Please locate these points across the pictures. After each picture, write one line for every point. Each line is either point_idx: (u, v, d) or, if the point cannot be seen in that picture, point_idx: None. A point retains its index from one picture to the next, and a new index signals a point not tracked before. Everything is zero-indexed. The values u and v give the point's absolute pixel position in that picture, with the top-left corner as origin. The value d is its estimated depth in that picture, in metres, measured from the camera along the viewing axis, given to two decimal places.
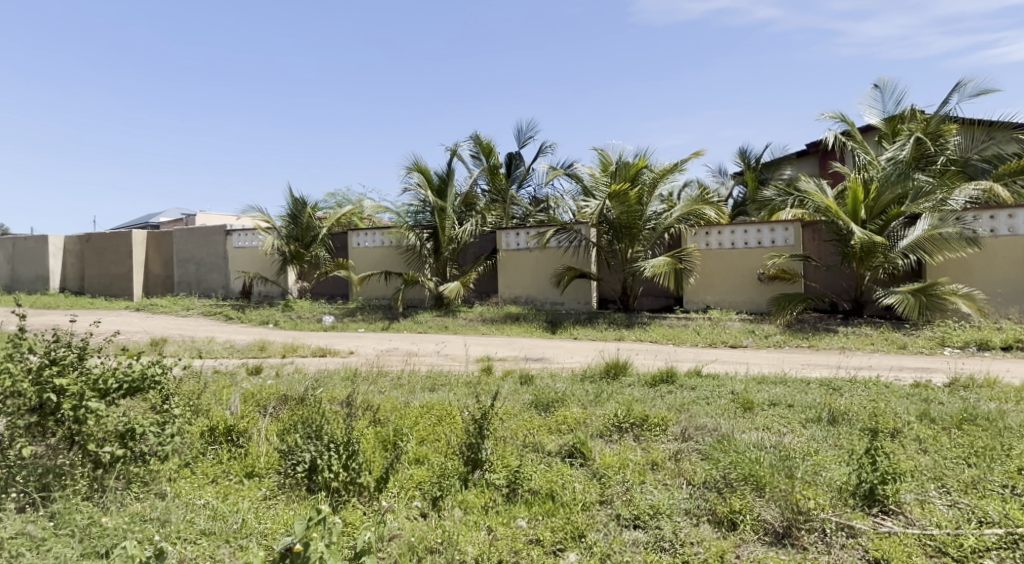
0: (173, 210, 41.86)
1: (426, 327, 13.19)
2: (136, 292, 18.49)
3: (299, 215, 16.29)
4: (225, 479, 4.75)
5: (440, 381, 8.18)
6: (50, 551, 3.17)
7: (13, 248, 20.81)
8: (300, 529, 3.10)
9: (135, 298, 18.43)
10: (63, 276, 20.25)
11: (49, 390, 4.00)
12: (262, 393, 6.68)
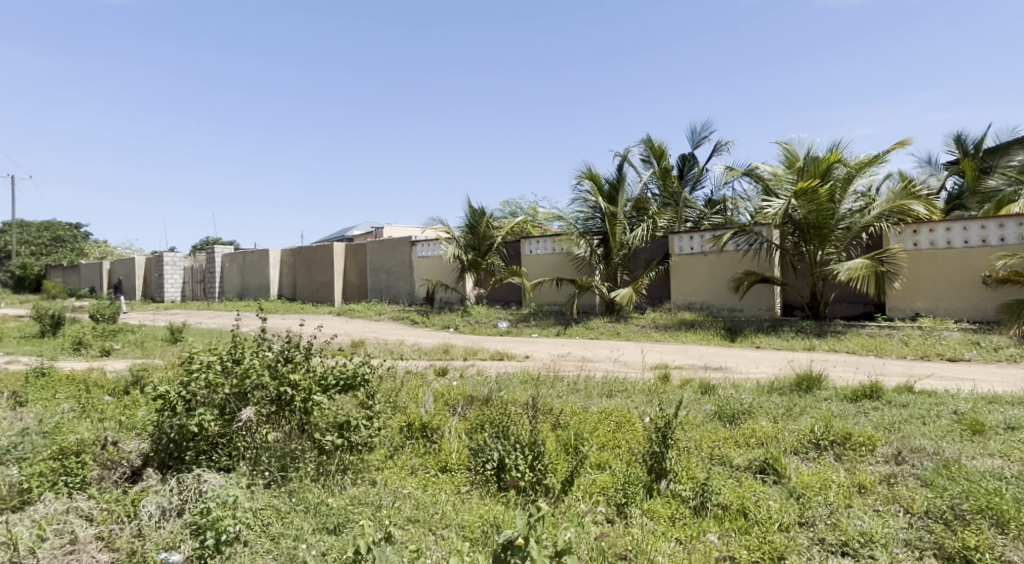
0: (365, 224, 45.96)
1: (598, 333, 13.20)
2: (337, 298, 20.60)
3: (477, 225, 17.10)
4: (422, 471, 5.11)
5: (617, 387, 8.15)
6: (292, 523, 3.63)
7: (242, 261, 24.18)
8: (523, 525, 3.27)
9: (336, 304, 20.54)
10: (280, 285, 23.15)
11: (285, 384, 4.63)
12: (451, 393, 7.12)
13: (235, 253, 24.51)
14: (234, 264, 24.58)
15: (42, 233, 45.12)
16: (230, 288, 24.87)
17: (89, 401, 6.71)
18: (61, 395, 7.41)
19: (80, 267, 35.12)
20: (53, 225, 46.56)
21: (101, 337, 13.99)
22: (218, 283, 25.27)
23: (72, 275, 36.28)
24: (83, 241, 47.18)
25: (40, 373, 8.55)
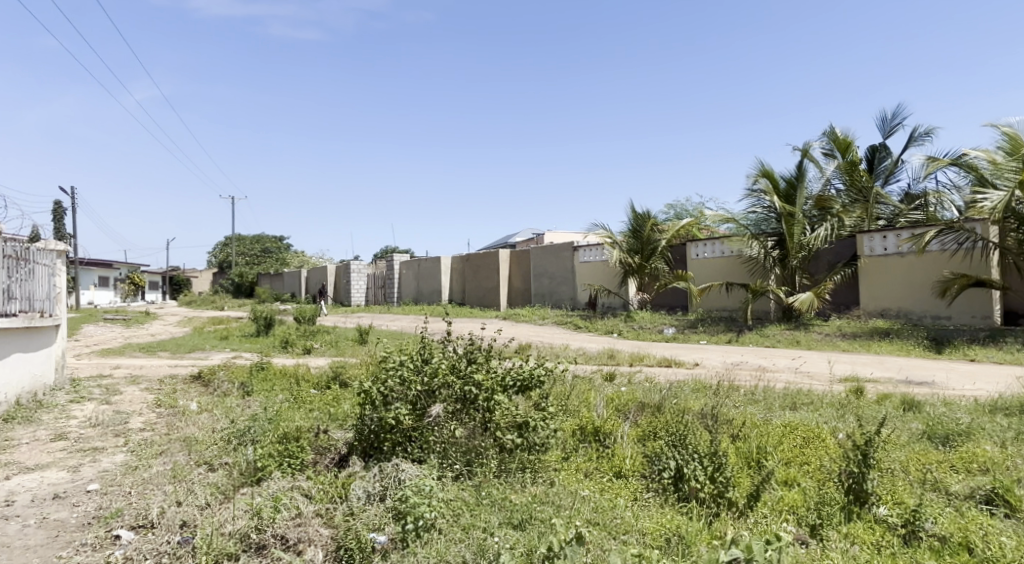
0: (526, 231, 47.23)
1: (776, 341, 12.37)
2: (502, 303, 21.24)
3: (641, 228, 16.92)
4: (598, 475, 5.08)
5: (802, 400, 7.57)
6: (480, 516, 3.79)
7: (417, 268, 25.83)
8: None
9: (501, 308, 21.18)
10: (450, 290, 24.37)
11: (470, 383, 4.86)
12: (623, 399, 7.04)
13: (412, 260, 26.25)
14: (411, 271, 26.33)
15: (254, 245, 51.56)
16: (406, 293, 26.65)
17: (297, 393, 7.56)
18: (277, 387, 8.44)
19: (283, 275, 39.66)
20: (262, 238, 53.04)
21: (304, 337, 15.71)
22: (397, 288, 27.21)
23: (277, 282, 41.06)
24: (286, 251, 53.19)
25: (259, 367, 9.79)
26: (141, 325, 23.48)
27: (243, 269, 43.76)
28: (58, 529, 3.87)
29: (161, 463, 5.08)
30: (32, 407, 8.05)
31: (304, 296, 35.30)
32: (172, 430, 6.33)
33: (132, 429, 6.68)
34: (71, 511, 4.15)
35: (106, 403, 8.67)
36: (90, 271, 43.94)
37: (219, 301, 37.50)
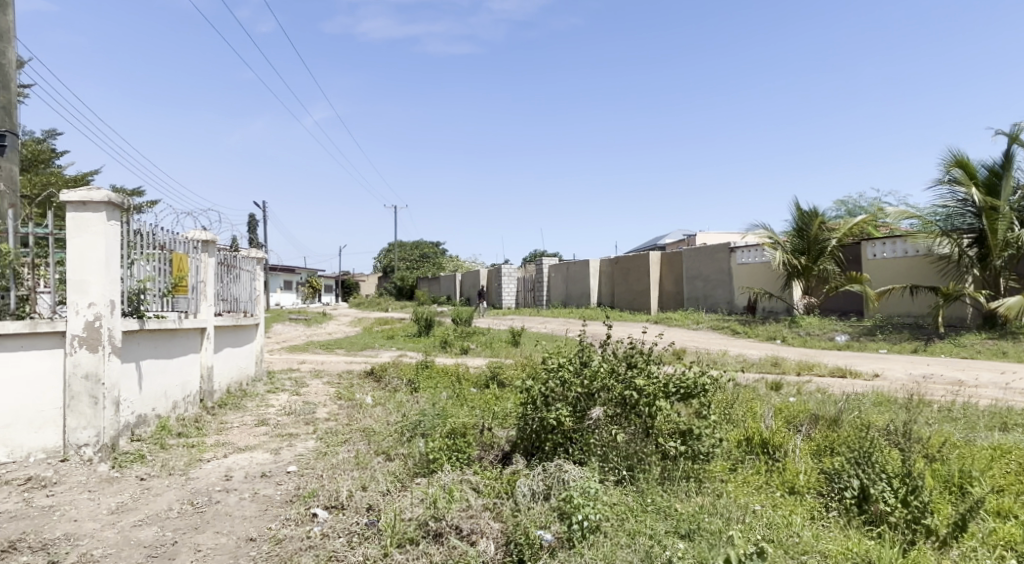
0: (678, 232, 45.85)
1: (976, 351, 10.94)
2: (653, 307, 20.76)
3: (807, 227, 15.99)
4: (768, 489, 4.76)
5: (1012, 419, 6.62)
6: (646, 522, 3.72)
7: (566, 271, 25.95)
8: None
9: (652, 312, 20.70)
10: (599, 293, 24.22)
11: (630, 387, 4.73)
12: (793, 410, 6.57)
13: (561, 264, 26.42)
14: (560, 274, 26.51)
15: (415, 251, 54.71)
16: (556, 296, 26.88)
17: (459, 391, 7.88)
18: (440, 385, 8.87)
19: (440, 278, 41.70)
20: (420, 243, 56.15)
21: (464, 338, 16.40)
22: (547, 291, 27.50)
23: (434, 285, 43.25)
24: (442, 256, 55.89)
25: (423, 366, 10.36)
26: (320, 325, 25.80)
27: (404, 273, 46.61)
28: (267, 503, 4.36)
29: (345, 450, 5.55)
30: (237, 395, 9.16)
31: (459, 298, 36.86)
32: (353, 420, 6.89)
33: (319, 419, 7.37)
34: (276, 488, 4.66)
35: (295, 394, 9.62)
36: (276, 276, 49.06)
37: (383, 304, 40.21)
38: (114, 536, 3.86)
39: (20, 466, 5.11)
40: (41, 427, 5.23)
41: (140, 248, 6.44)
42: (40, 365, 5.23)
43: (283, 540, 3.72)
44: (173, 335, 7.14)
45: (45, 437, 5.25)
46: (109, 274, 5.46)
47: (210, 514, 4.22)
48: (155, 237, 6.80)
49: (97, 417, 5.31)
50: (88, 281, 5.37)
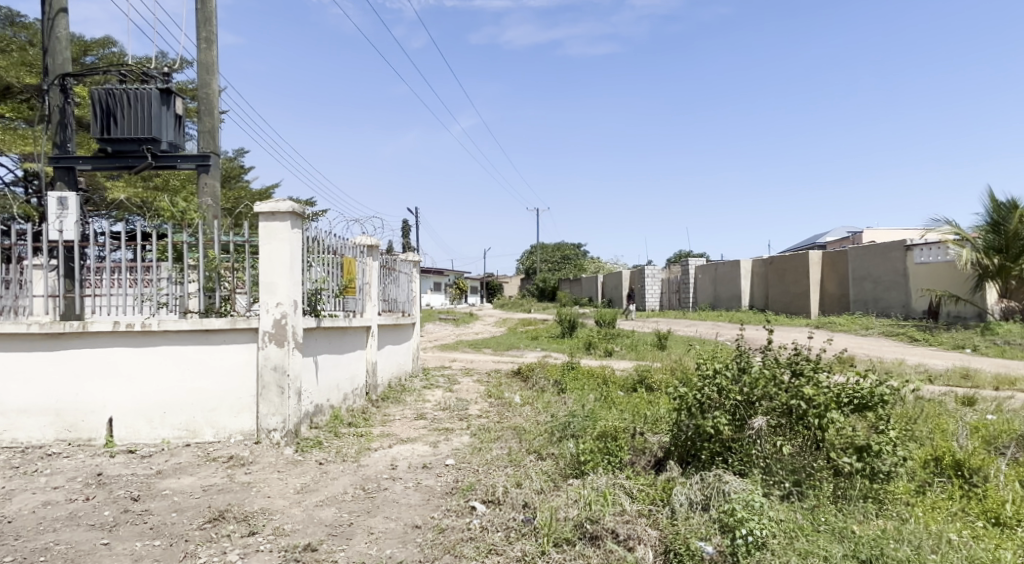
0: (841, 230, 42.49)
1: None
2: (813, 310, 19.40)
3: (1004, 221, 14.38)
4: (963, 516, 4.27)
5: None
6: (819, 543, 3.50)
7: (715, 272, 24.91)
8: None
9: (812, 316, 19.35)
10: (752, 295, 23.01)
11: (797, 397, 4.46)
12: (993, 430, 5.84)
13: (709, 264, 25.42)
14: (708, 276, 25.49)
15: (556, 253, 55.19)
16: (703, 298, 25.90)
17: (609, 394, 7.86)
18: (589, 386, 8.89)
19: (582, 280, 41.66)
20: (562, 245, 56.53)
21: (609, 340, 16.30)
22: (694, 294, 26.58)
23: (576, 286, 43.36)
24: (584, 258, 55.90)
25: (570, 367, 10.44)
26: (467, 324, 26.80)
27: (546, 275, 47.18)
28: (429, 493, 4.64)
29: (500, 446, 5.75)
30: (398, 390, 9.79)
31: (600, 300, 36.65)
32: (504, 418, 7.12)
33: (472, 415, 7.69)
34: (437, 480, 4.95)
35: (449, 391, 10.10)
36: (427, 278, 51.58)
37: (525, 305, 40.89)
38: (301, 514, 4.31)
39: (224, 445, 5.82)
40: (238, 413, 5.93)
41: (316, 253, 7.10)
42: (238, 357, 5.92)
43: (446, 530, 3.94)
44: (343, 332, 7.79)
45: (242, 421, 5.94)
46: (292, 276, 6.07)
47: (379, 500, 4.56)
48: (329, 243, 7.47)
49: (283, 405, 5.92)
50: (275, 283, 6.00)
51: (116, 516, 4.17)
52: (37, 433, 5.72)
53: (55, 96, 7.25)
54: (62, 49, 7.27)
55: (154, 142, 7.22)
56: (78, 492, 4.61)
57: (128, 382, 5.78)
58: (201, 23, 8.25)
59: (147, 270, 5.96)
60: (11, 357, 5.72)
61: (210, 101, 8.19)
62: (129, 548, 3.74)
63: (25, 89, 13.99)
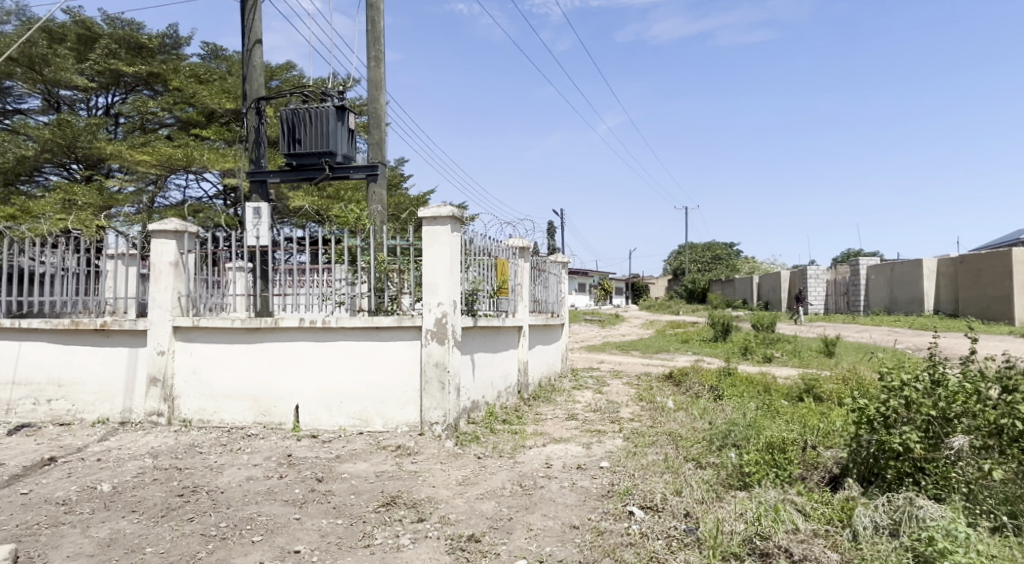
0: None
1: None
2: (1016, 316, 17.07)
3: None
4: None
5: None
6: None
7: (890, 272, 22.69)
8: None
9: (1015, 323, 17.03)
10: (937, 298, 20.69)
11: (1011, 417, 3.94)
12: None
13: (884, 264, 23.21)
14: (883, 277, 23.27)
15: (706, 253, 53.14)
16: (876, 301, 23.69)
17: (771, 402, 7.42)
18: (748, 394, 8.46)
19: (736, 281, 39.73)
20: (714, 245, 54.30)
21: (768, 345, 15.39)
22: (865, 297, 24.39)
23: (730, 288, 41.39)
24: (738, 258, 53.25)
25: (726, 373, 9.98)
26: (615, 326, 26.54)
27: (696, 275, 45.48)
28: (586, 495, 4.67)
29: (655, 452, 5.64)
30: (549, 390, 9.92)
31: (758, 302, 34.64)
32: (657, 423, 6.97)
33: (624, 418, 7.59)
34: (592, 481, 4.96)
35: (600, 393, 10.07)
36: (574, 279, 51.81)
37: (674, 307, 39.62)
38: (464, 505, 4.50)
39: (392, 435, 6.23)
40: (405, 405, 6.31)
41: (473, 255, 7.39)
42: (405, 353, 6.31)
43: (605, 533, 3.93)
44: (498, 332, 8.05)
45: (408, 414, 6.31)
46: (453, 277, 6.36)
47: (537, 497, 4.66)
48: (484, 245, 7.75)
49: (444, 400, 6.21)
50: (437, 284, 6.31)
51: (305, 495, 4.62)
52: (239, 415, 6.48)
53: (252, 119, 8.10)
54: (258, 76, 8.12)
55: (330, 156, 7.89)
56: (273, 470, 5.17)
57: (312, 373, 6.37)
58: (371, 43, 8.91)
59: (325, 272, 6.52)
60: (219, 348, 6.53)
61: (378, 115, 8.81)
62: (317, 524, 4.13)
63: (225, 112, 15.91)
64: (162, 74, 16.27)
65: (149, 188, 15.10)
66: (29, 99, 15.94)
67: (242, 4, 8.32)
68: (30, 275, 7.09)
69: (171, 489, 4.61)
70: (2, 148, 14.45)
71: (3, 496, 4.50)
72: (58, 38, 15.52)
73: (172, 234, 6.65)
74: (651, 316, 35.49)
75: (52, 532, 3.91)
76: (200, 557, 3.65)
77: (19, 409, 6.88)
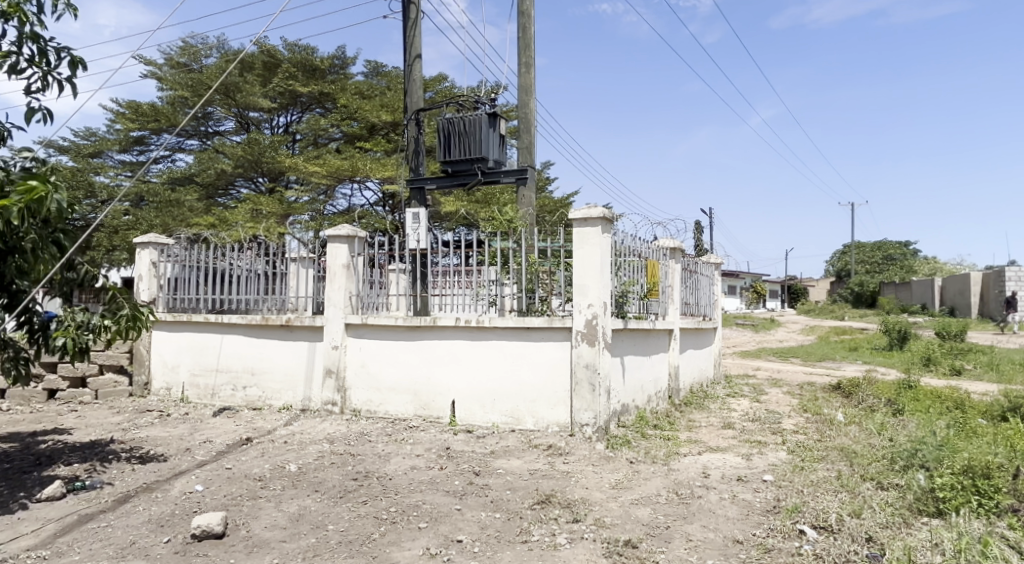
0: None
1: None
2: None
3: None
4: None
5: None
6: None
7: None
8: None
9: None
10: None
11: None
12: None
13: None
14: None
15: (876, 252, 48.66)
16: None
17: (964, 421, 6.61)
18: (935, 409, 7.60)
19: (912, 284, 35.98)
20: (886, 244, 49.53)
21: (955, 356, 13.75)
22: None
23: (905, 292, 37.48)
24: (915, 259, 48.12)
25: (907, 386, 9.03)
26: (769, 331, 25.04)
27: (865, 277, 41.74)
28: (748, 508, 4.44)
29: (826, 468, 5.25)
30: (701, 396, 9.58)
31: (940, 308, 31.10)
32: (826, 437, 6.46)
33: (787, 430, 7.13)
34: (755, 495, 4.71)
35: (758, 401, 9.54)
36: None
37: (838, 312, 36.57)
38: (619, 509, 4.46)
39: (543, 434, 6.32)
40: (555, 405, 6.36)
41: (623, 257, 7.31)
42: (556, 354, 6.35)
43: (772, 551, 3.73)
44: (648, 334, 7.88)
45: (558, 414, 6.36)
46: (603, 279, 6.30)
47: (695, 507, 4.51)
48: (634, 246, 7.63)
49: (595, 402, 6.17)
50: (588, 285, 6.28)
51: (464, 487, 4.81)
52: (402, 407, 6.90)
53: (412, 129, 8.59)
54: (417, 89, 8.59)
55: (483, 161, 8.14)
56: (434, 461, 5.44)
57: (468, 370, 6.63)
58: (522, 49, 9.12)
59: (480, 273, 6.75)
60: (385, 345, 6.98)
61: (528, 120, 8.98)
62: (477, 516, 4.29)
63: (385, 124, 17.00)
64: (331, 93, 17.71)
65: (321, 197, 16.51)
66: (224, 122, 18.05)
67: (403, 22, 8.85)
68: (229, 276, 8.04)
69: (347, 473, 5.01)
70: (205, 165, 16.49)
71: (212, 468, 5.14)
72: (248, 66, 17.44)
73: (345, 238, 7.23)
74: (812, 321, 33.09)
75: (251, 504, 4.40)
76: (374, 537, 3.92)
77: (221, 394, 7.81)
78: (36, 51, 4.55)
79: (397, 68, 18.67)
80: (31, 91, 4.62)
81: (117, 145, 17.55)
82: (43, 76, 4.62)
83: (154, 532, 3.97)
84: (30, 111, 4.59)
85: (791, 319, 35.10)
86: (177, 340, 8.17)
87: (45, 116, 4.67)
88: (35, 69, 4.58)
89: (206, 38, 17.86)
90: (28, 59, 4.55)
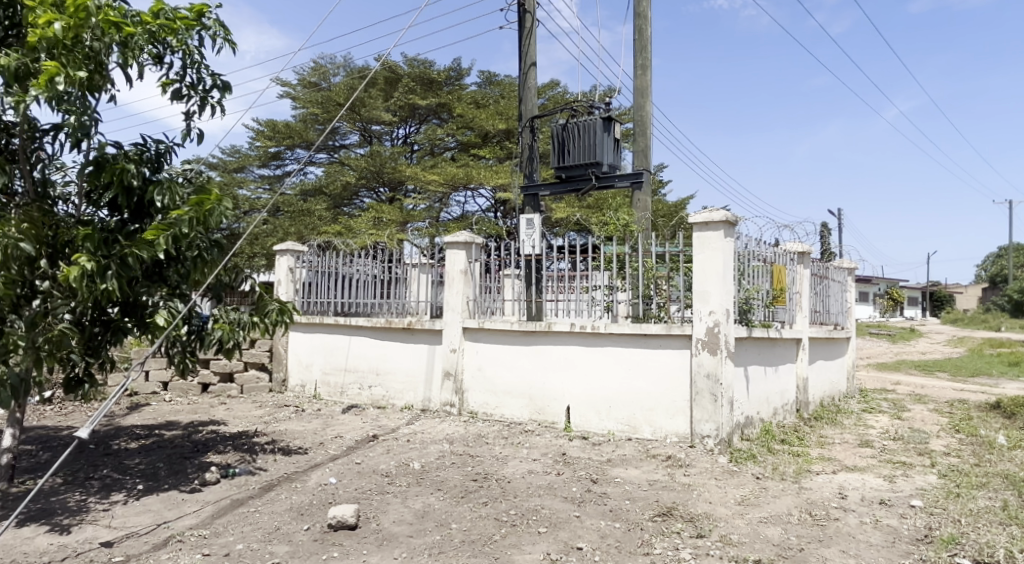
0: None
1: None
2: None
3: None
4: None
5: None
6: None
7: None
8: None
9: None
10: None
11: None
12: None
13: None
14: None
15: None
16: None
17: None
18: None
19: None
20: None
21: None
22: None
23: None
24: None
25: None
26: (910, 342, 22.99)
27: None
28: (895, 535, 4.08)
29: (988, 496, 4.72)
30: (833, 410, 8.96)
31: None
32: (985, 462, 5.82)
33: (937, 451, 6.49)
34: (901, 521, 4.32)
35: (900, 419, 8.78)
36: None
37: (992, 321, 32.93)
38: (747, 527, 4.24)
39: (661, 444, 6.14)
40: (674, 415, 6.17)
41: (747, 262, 6.97)
42: (675, 362, 6.15)
43: None
44: (774, 343, 7.47)
45: (678, 424, 6.15)
46: (725, 285, 6.03)
47: (832, 530, 4.20)
48: (759, 250, 7.28)
49: (717, 413, 5.91)
50: (709, 292, 6.04)
51: (583, 494, 4.77)
52: (517, 411, 6.96)
53: (527, 136, 8.66)
54: (532, 96, 8.66)
55: (597, 166, 8.06)
56: (552, 466, 5.44)
57: (582, 376, 6.58)
58: (638, 51, 8.95)
59: (594, 278, 6.68)
60: (502, 348, 7.08)
61: (644, 122, 8.80)
62: (596, 524, 4.23)
63: (499, 132, 17.30)
64: (448, 103, 18.27)
65: (437, 205, 17.07)
66: (350, 135, 19.11)
67: (519, 31, 8.96)
68: (354, 281, 8.46)
69: (467, 474, 5.11)
70: (333, 177, 17.49)
71: (344, 463, 5.42)
72: (371, 82, 18.39)
73: (462, 245, 7.40)
74: (962, 331, 30.04)
75: (380, 498, 4.58)
76: (495, 538, 3.97)
77: (349, 393, 8.24)
78: (196, 78, 5.00)
79: (510, 77, 18.98)
80: (190, 115, 5.07)
81: (258, 161, 19.07)
82: (201, 100, 5.07)
83: (295, 520, 4.23)
84: (187, 132, 5.02)
85: (936, 329, 32.06)
86: (310, 341, 8.71)
87: (200, 137, 5.09)
88: (194, 95, 5.04)
89: (335, 58, 19.02)
90: (189, 86, 5.01)
